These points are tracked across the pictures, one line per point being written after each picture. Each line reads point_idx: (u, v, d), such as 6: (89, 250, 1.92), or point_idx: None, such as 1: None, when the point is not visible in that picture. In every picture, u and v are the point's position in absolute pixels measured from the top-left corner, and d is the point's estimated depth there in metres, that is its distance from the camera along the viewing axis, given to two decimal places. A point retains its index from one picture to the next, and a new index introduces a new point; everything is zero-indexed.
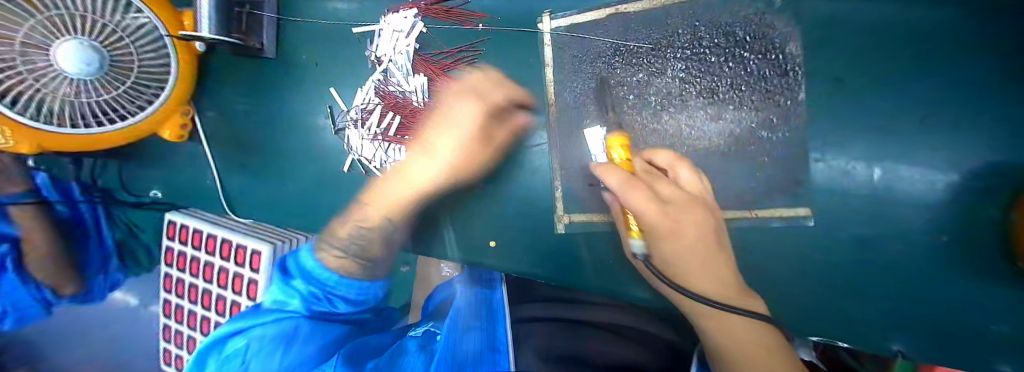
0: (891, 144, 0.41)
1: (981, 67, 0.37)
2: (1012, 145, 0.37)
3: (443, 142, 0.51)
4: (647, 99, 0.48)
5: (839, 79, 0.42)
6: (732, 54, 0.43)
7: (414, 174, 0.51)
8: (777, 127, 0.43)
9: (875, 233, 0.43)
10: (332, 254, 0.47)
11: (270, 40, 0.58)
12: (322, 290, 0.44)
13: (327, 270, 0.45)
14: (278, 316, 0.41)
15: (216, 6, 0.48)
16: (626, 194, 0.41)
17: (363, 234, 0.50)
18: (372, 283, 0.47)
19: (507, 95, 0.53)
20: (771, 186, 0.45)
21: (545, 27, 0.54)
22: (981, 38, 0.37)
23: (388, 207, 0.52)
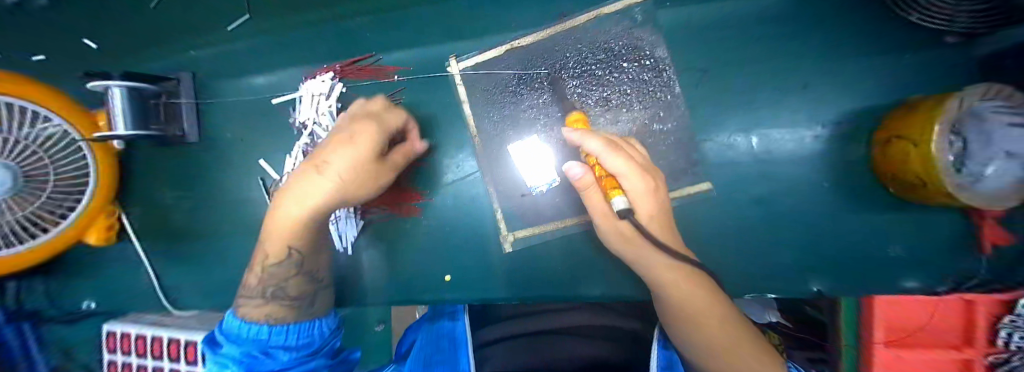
0: (765, 115, 0.53)
1: (815, 46, 0.52)
2: (852, 97, 0.51)
3: (335, 156, 0.42)
4: (555, 116, 0.52)
5: (708, 70, 0.54)
6: (614, 66, 0.52)
7: (303, 193, 0.42)
8: (665, 119, 0.52)
9: (770, 192, 0.54)
10: (248, 305, 0.47)
11: (192, 126, 0.69)
12: (254, 346, 0.44)
13: (256, 323, 0.45)
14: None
15: (129, 103, 0.58)
16: (609, 159, 0.39)
17: (272, 272, 0.47)
18: (310, 323, 0.48)
19: (403, 119, 0.50)
20: (674, 170, 0.52)
21: (455, 69, 0.57)
22: (808, 23, 0.52)
23: (286, 233, 0.45)
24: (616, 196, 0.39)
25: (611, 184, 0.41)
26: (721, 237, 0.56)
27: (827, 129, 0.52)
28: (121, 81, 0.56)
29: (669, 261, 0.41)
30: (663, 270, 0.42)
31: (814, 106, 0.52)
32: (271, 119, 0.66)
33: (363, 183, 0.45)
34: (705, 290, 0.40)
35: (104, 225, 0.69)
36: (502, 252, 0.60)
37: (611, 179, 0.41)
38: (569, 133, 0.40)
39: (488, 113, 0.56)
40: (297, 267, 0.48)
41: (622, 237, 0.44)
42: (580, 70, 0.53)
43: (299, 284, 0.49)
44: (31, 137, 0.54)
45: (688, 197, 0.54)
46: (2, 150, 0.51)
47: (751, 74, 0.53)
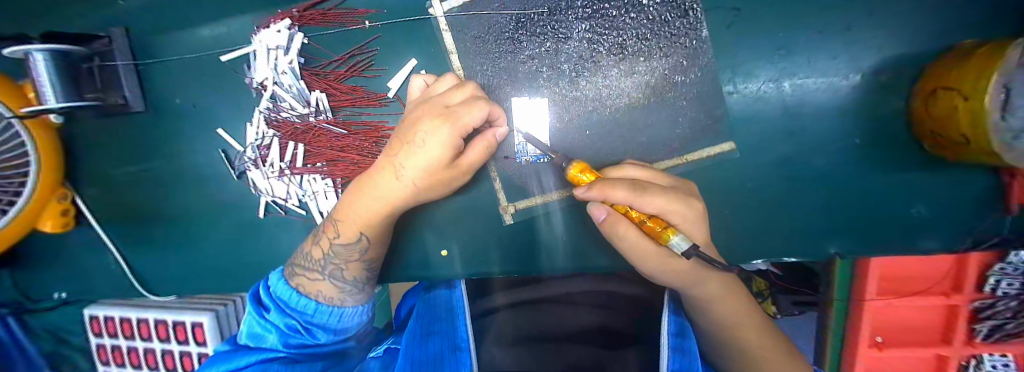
0: (798, 63, 0.46)
1: None
2: (902, 40, 0.43)
3: (408, 163, 0.40)
4: (561, 68, 0.46)
5: (738, 9, 0.45)
6: (631, 4, 0.43)
7: (380, 192, 0.43)
8: (688, 69, 0.44)
9: (794, 151, 0.49)
10: (305, 278, 0.48)
11: (133, 92, 0.59)
12: (299, 320, 0.47)
13: (307, 297, 0.47)
14: (259, 354, 0.45)
15: (56, 69, 0.50)
16: (642, 203, 0.34)
17: (340, 249, 0.47)
18: (354, 310, 0.50)
19: (483, 114, 0.38)
20: (694, 127, 0.46)
21: (438, 12, 0.47)
22: None
23: (361, 222, 0.45)
24: (675, 237, 0.34)
25: (661, 224, 0.34)
26: (737, 200, 0.51)
27: (868, 77, 0.45)
28: (41, 45, 0.47)
29: (722, 274, 0.39)
30: (712, 283, 0.39)
31: (858, 48, 0.45)
32: (223, 81, 0.57)
33: (438, 184, 0.43)
34: (724, 289, 0.40)
35: (59, 209, 0.61)
36: (502, 224, 0.55)
37: (659, 219, 0.34)
38: (585, 192, 0.34)
39: (481, 66, 0.47)
40: (360, 253, 0.48)
41: (677, 274, 0.39)
42: (591, 9, 0.44)
43: (356, 269, 0.49)
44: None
45: (711, 160, 0.48)
46: None
47: (787, 11, 0.45)
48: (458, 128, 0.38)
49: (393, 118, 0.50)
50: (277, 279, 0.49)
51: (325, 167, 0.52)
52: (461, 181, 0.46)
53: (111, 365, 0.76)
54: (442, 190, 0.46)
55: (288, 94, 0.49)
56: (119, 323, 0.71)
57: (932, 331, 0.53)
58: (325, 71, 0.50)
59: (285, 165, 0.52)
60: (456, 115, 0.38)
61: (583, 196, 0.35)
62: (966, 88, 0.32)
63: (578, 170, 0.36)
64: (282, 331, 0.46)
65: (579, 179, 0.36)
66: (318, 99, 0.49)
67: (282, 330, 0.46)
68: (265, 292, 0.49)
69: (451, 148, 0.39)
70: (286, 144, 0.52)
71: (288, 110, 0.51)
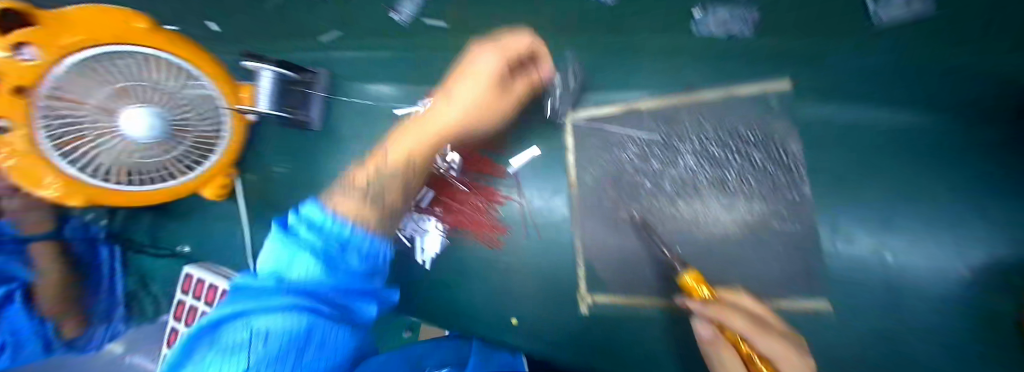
0: (905, 241, 0.47)
1: (980, 170, 0.44)
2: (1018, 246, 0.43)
3: (464, 92, 0.47)
4: (663, 187, 0.52)
5: (842, 176, 0.48)
6: (739, 151, 0.50)
7: (433, 120, 0.47)
8: (787, 218, 0.48)
9: (901, 330, 0.45)
10: (339, 195, 0.33)
11: (316, 116, 0.71)
12: (319, 281, 0.28)
13: (328, 211, 0.31)
14: (244, 314, 0.25)
15: (274, 85, 0.59)
16: (759, 341, 0.36)
17: (384, 179, 0.39)
18: (383, 248, 0.33)
19: (525, 41, 0.50)
20: (787, 273, 0.47)
21: (567, 117, 0.57)
22: (977, 144, 0.44)
23: (399, 166, 0.41)
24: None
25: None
26: (830, 367, 0.46)
27: (984, 275, 0.44)
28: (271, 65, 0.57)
29: None
30: None
31: (980, 244, 0.44)
32: (379, 125, 0.72)
33: (484, 107, 0.49)
34: None
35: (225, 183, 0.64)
36: (576, 313, 0.55)
37: (768, 362, 0.35)
38: (702, 306, 0.40)
39: (593, 168, 0.55)
40: (413, 182, 0.43)
41: None
42: (700, 147, 0.51)
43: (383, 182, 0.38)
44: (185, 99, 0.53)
45: (803, 311, 0.47)
46: (158, 100, 0.50)
47: (902, 189, 0.47)
48: (497, 56, 0.48)
49: (506, 188, 0.60)
50: (313, 220, 0.30)
51: (442, 213, 0.61)
52: (508, 103, 0.51)
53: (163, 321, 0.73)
54: (495, 120, 0.51)
55: None
56: (190, 281, 0.69)
57: None
58: None
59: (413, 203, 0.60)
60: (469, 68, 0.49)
61: (698, 307, 0.41)
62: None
63: (695, 281, 0.42)
64: (296, 311, 0.25)
65: (694, 288, 0.42)
66: (455, 159, 0.59)
67: (319, 274, 0.27)
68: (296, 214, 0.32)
69: (494, 74, 0.48)
70: (420, 187, 0.60)
71: None
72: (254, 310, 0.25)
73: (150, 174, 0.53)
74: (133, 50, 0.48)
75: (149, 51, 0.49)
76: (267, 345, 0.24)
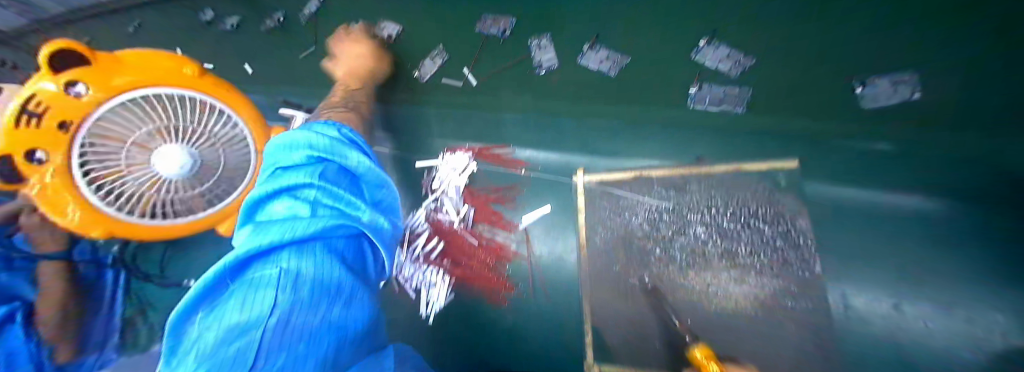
0: (935, 329, 0.44)
1: (993, 258, 0.44)
2: None
3: (343, 51, 0.68)
4: (672, 255, 0.52)
5: (855, 256, 0.48)
6: (747, 223, 0.51)
7: (350, 62, 0.66)
8: (798, 295, 0.48)
9: None
10: (337, 115, 0.56)
11: None
12: (337, 185, 0.41)
13: (335, 155, 0.44)
14: (293, 219, 0.35)
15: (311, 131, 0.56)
16: None
17: (352, 96, 0.62)
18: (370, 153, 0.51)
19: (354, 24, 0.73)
20: (805, 356, 0.45)
21: (578, 179, 0.59)
22: (985, 230, 0.45)
23: (354, 77, 0.65)
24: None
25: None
26: None
27: None
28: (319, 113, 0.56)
29: None
30: None
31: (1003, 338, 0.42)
32: None
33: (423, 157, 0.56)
34: None
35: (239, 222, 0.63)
36: None
37: None
38: None
39: (602, 229, 0.56)
40: (366, 98, 0.64)
41: None
42: (708, 217, 0.52)
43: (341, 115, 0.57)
44: (221, 138, 0.55)
45: None
46: (191, 139, 0.51)
47: (908, 270, 0.47)
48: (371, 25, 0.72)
49: (515, 243, 0.60)
50: (309, 137, 0.43)
51: (449, 266, 0.60)
52: (380, 71, 0.66)
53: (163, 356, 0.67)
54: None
55: (450, 202, 0.63)
56: None
57: None
58: (479, 192, 0.63)
59: (422, 253, 0.61)
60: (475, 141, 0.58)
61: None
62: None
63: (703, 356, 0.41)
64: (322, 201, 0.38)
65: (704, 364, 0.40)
66: (466, 212, 0.62)
67: (325, 178, 0.40)
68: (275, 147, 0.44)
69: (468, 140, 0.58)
70: (431, 238, 0.62)
71: (444, 213, 0.63)
72: (280, 241, 0.32)
73: (173, 206, 0.54)
74: (173, 91, 0.50)
75: (196, 96, 0.51)
76: (319, 213, 0.37)
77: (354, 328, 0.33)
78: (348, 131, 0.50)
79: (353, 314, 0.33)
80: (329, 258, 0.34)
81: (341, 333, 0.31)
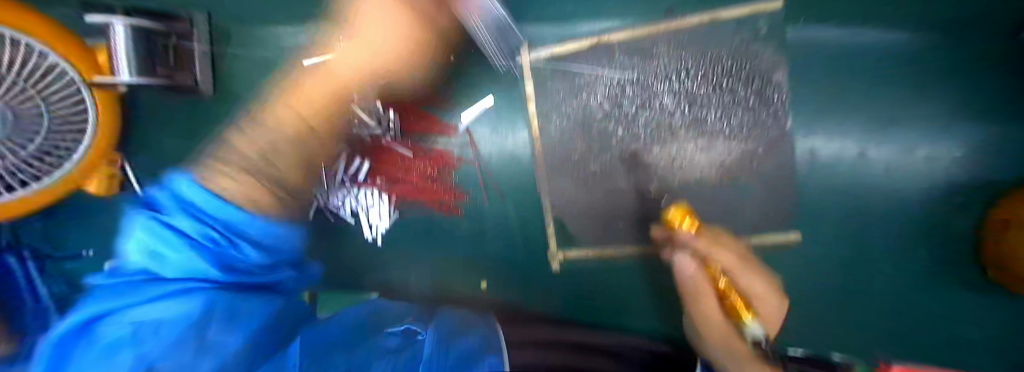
0: (872, 164, 0.46)
1: (944, 89, 0.43)
2: (972, 155, 0.44)
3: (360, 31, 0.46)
4: (638, 133, 0.46)
5: (818, 103, 0.46)
6: (720, 85, 0.44)
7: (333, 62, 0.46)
8: (765, 155, 0.44)
9: (860, 249, 0.48)
10: (225, 180, 0.32)
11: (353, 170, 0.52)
12: (224, 233, 0.29)
13: (218, 199, 0.29)
14: (157, 286, 0.26)
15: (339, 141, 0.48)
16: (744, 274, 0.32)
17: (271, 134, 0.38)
18: (288, 234, 0.34)
19: None
20: (762, 212, 0.45)
21: (524, 60, 0.48)
22: (951, 56, 0.43)
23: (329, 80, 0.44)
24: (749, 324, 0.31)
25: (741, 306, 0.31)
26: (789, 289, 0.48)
27: (943, 190, 0.45)
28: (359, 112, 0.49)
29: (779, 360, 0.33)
30: None
31: (912, 162, 0.45)
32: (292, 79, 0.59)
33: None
34: None
35: (108, 176, 0.50)
36: (547, 271, 0.52)
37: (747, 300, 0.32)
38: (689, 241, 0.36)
39: (559, 116, 0.47)
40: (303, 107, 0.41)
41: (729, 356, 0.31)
42: (677, 83, 0.45)
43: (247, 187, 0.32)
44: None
45: (779, 247, 0.47)
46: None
47: (857, 105, 0.45)
48: None
49: (459, 147, 0.52)
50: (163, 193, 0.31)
51: (381, 185, 0.53)
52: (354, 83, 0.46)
53: None
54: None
55: (362, 108, 0.51)
56: None
57: None
58: (401, 91, 0.52)
59: (346, 176, 0.52)
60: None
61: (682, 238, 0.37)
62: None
63: (679, 214, 0.37)
64: (190, 242, 0.28)
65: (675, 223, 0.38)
66: (391, 119, 0.52)
67: (190, 240, 0.28)
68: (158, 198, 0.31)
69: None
70: (350, 156, 0.52)
71: (357, 124, 0.52)
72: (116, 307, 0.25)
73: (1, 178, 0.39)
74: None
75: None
76: (158, 297, 0.26)
77: (240, 348, 0.27)
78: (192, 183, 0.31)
79: (239, 334, 0.27)
80: (168, 337, 0.24)
81: (226, 356, 0.26)
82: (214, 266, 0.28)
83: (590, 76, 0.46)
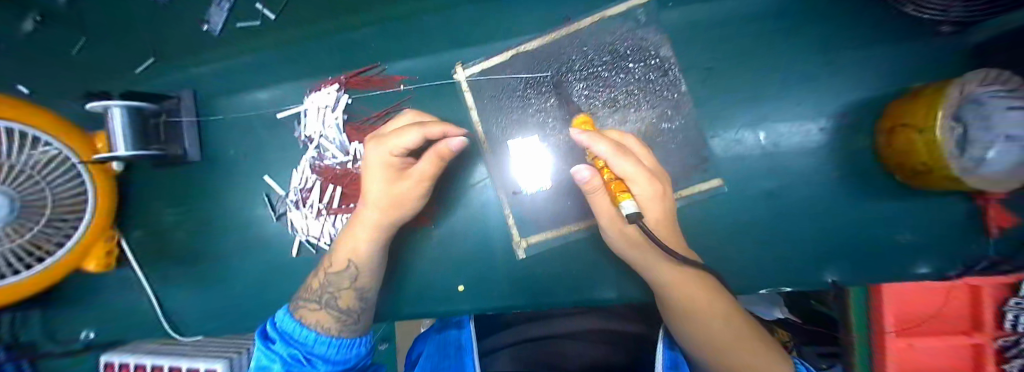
0: (767, 109, 0.54)
1: (796, 39, 0.53)
2: (840, 89, 0.52)
3: (371, 188, 0.54)
4: (564, 118, 0.52)
5: (707, 68, 0.55)
6: (620, 67, 0.53)
7: (363, 215, 0.55)
8: (673, 117, 0.52)
9: (778, 185, 0.55)
10: (308, 309, 0.56)
11: (337, 195, 0.63)
12: (302, 351, 0.53)
13: (308, 328, 0.54)
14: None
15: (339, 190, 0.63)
16: (616, 162, 0.39)
17: (332, 279, 0.56)
18: (352, 340, 0.55)
19: (410, 138, 0.48)
20: (684, 166, 0.53)
21: (461, 77, 0.58)
22: (793, 14, 0.52)
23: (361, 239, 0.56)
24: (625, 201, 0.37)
25: (620, 187, 0.39)
26: (721, 227, 0.56)
27: (829, 122, 0.52)
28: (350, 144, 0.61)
29: (675, 264, 0.43)
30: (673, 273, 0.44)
31: (801, 100, 0.53)
32: (275, 134, 0.69)
33: (398, 199, 0.53)
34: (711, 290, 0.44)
35: (104, 249, 0.71)
36: (515, 258, 0.61)
37: (620, 182, 0.39)
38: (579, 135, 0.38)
39: (496, 119, 0.56)
40: (350, 281, 0.56)
41: (628, 241, 0.45)
42: (586, 72, 0.53)
43: (348, 297, 0.56)
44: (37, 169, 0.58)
45: (702, 194, 0.54)
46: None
47: (739, 64, 0.54)
48: (393, 149, 0.50)
49: None
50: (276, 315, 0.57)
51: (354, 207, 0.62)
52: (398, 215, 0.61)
53: None
54: (413, 205, 0.55)
55: (332, 145, 0.62)
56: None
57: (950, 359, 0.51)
58: (365, 124, 0.62)
59: (323, 205, 0.64)
60: (389, 140, 0.50)
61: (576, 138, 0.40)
62: (918, 124, 0.40)
63: (581, 120, 0.44)
64: (284, 359, 0.52)
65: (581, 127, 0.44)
66: (356, 149, 0.61)
67: (290, 362, 0.52)
68: (274, 328, 0.56)
69: (388, 164, 0.52)
70: (327, 185, 0.64)
71: (331, 159, 0.63)
72: None
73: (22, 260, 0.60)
74: None
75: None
76: None
77: None
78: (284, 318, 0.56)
79: None
80: None
81: None
82: None
83: (515, 80, 0.55)
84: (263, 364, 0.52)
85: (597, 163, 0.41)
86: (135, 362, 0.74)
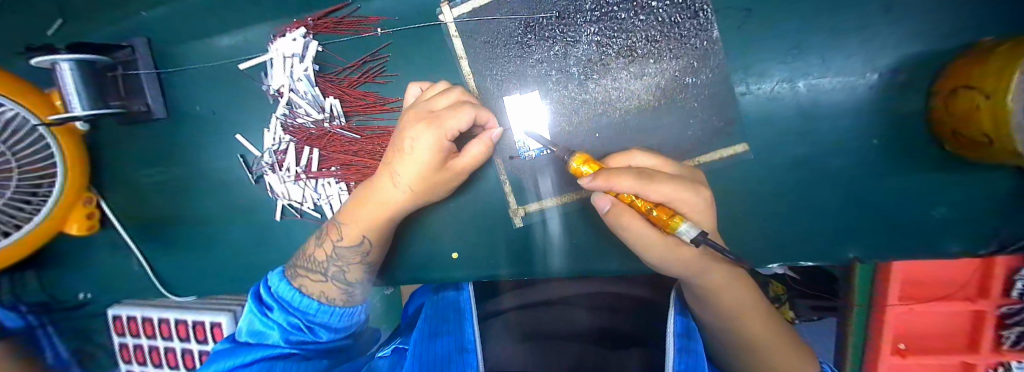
0: (808, 62, 0.46)
1: None
2: (907, 36, 0.42)
3: (403, 172, 0.45)
4: (570, 71, 0.46)
5: (741, 9, 0.46)
6: (640, 6, 0.43)
7: (381, 198, 0.48)
8: (699, 71, 0.44)
9: (805, 150, 0.49)
10: (309, 280, 0.52)
11: (314, 157, 0.58)
12: (302, 319, 0.50)
13: (309, 298, 0.51)
14: (263, 349, 0.48)
15: (317, 151, 0.58)
16: (649, 191, 0.34)
17: (343, 251, 0.52)
18: (357, 308, 0.55)
19: (468, 119, 0.41)
20: (705, 130, 0.46)
21: (448, 18, 0.49)
22: None
23: (370, 221, 0.51)
24: (681, 225, 0.35)
25: (667, 213, 0.35)
26: (735, 197, 0.51)
27: (881, 79, 0.44)
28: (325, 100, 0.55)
29: (729, 274, 0.40)
30: (722, 282, 0.41)
31: (852, 50, 0.44)
32: (243, 87, 0.62)
33: (431, 185, 0.48)
34: (744, 287, 0.41)
35: (84, 212, 0.67)
36: (512, 226, 0.59)
37: (665, 208, 0.35)
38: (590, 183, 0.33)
39: (490, 70, 0.48)
40: (362, 256, 0.54)
41: (678, 260, 0.40)
42: (598, 13, 0.44)
43: (356, 272, 0.54)
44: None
45: (723, 161, 0.48)
46: None
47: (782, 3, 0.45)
48: (449, 134, 0.41)
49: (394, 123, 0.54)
50: (273, 280, 0.53)
51: (337, 171, 0.58)
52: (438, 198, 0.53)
53: (127, 336, 0.79)
54: (444, 189, 0.51)
55: (304, 101, 0.56)
56: (155, 325, 0.75)
57: (937, 326, 0.54)
58: (339, 77, 0.55)
59: (301, 169, 0.59)
60: (444, 121, 0.41)
61: (587, 186, 0.34)
62: (986, 88, 0.30)
63: (580, 162, 0.35)
64: (285, 327, 0.50)
65: (580, 171, 0.36)
66: (332, 105, 0.55)
67: (293, 331, 0.50)
68: (268, 292, 0.53)
69: (439, 149, 0.43)
70: (302, 148, 0.58)
71: (304, 117, 0.57)
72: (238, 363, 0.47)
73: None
74: None
75: None
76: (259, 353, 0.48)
77: None
78: (282, 284, 0.52)
79: None
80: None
81: None
82: (292, 345, 0.49)
83: (514, 23, 0.46)
84: (262, 329, 0.50)
85: (624, 197, 0.36)
86: (141, 315, 0.76)
